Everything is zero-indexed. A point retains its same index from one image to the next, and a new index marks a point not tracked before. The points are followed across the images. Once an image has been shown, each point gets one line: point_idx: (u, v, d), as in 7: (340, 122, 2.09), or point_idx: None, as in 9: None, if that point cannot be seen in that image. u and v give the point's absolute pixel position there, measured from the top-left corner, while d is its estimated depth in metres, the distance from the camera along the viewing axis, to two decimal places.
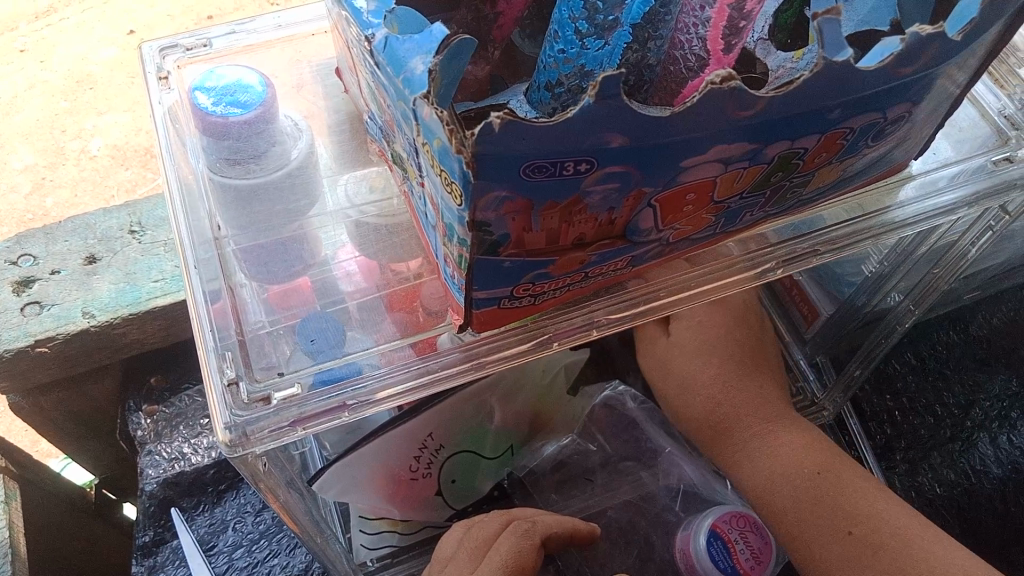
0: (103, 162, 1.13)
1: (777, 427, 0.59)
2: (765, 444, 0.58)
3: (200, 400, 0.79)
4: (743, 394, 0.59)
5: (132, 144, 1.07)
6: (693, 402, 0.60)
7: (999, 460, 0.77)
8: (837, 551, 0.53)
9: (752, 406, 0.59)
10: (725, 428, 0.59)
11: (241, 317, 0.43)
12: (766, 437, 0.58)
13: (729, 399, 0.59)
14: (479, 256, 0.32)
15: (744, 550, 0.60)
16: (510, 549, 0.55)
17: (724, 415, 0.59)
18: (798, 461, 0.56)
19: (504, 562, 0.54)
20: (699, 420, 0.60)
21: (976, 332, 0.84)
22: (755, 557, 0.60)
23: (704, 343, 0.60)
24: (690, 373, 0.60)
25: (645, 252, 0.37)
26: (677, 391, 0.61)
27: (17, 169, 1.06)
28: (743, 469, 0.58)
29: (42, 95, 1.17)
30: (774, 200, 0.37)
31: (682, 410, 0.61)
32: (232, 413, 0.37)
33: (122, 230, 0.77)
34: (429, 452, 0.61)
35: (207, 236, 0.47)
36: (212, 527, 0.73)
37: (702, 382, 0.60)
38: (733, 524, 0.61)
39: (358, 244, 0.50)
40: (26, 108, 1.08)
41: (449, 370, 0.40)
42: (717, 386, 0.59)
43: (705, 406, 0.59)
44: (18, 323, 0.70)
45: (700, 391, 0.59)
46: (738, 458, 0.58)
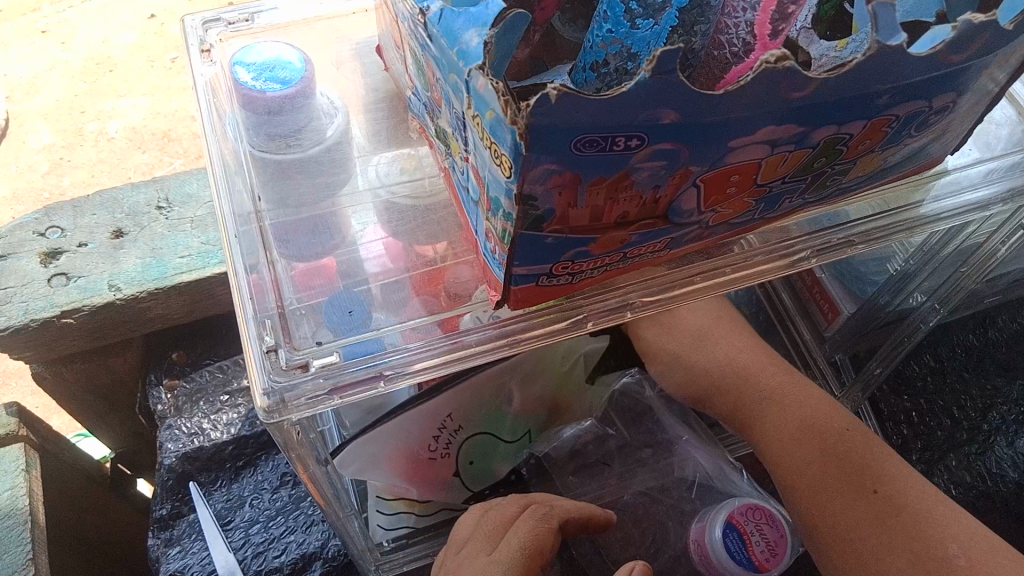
0: (117, 144, 1.16)
1: (801, 386, 0.60)
2: (791, 401, 0.59)
3: (220, 376, 0.80)
4: (755, 352, 0.63)
5: (150, 129, 1.17)
6: (709, 355, 0.63)
7: (1015, 463, 0.77)
8: (860, 507, 0.52)
9: (770, 363, 0.62)
10: (746, 377, 0.61)
11: (278, 292, 0.43)
12: (786, 389, 0.60)
13: (741, 353, 0.63)
14: (522, 231, 0.33)
15: (759, 542, 0.61)
16: (529, 533, 0.55)
17: (745, 364, 0.62)
18: (825, 418, 0.57)
19: (523, 544, 0.54)
20: (720, 370, 0.62)
21: (995, 337, 0.84)
22: (771, 550, 0.60)
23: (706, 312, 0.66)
24: (703, 329, 0.64)
25: (685, 234, 0.37)
26: (689, 349, 0.64)
27: (36, 149, 1.17)
28: (764, 421, 0.59)
29: (61, 75, 1.22)
30: (814, 186, 0.37)
31: (698, 367, 0.63)
32: (271, 379, 0.38)
33: (148, 206, 0.77)
34: (448, 433, 0.62)
35: (246, 209, 0.48)
36: (229, 502, 0.73)
37: (718, 336, 0.64)
38: (749, 516, 0.61)
39: (387, 226, 0.50)
40: (47, 89, 1.21)
41: (481, 346, 0.40)
42: (729, 341, 0.64)
43: (723, 360, 0.62)
44: (45, 294, 0.70)
45: (720, 342, 0.63)
46: (758, 410, 0.60)
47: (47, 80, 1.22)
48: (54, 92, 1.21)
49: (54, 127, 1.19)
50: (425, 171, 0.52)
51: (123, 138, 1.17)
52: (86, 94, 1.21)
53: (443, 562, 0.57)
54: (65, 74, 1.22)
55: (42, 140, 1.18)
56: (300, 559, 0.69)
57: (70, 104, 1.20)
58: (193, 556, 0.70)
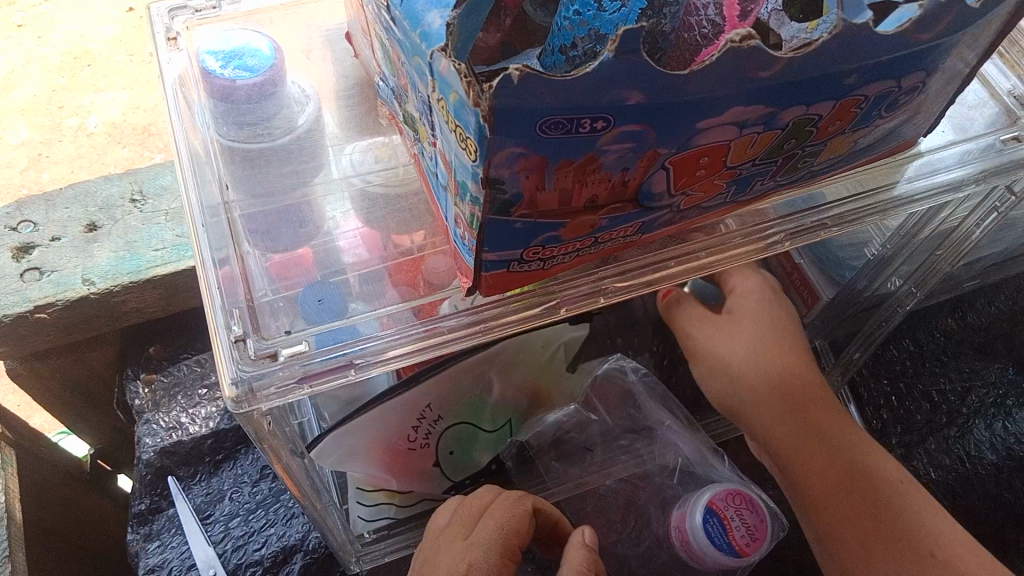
0: (96, 139, 1.15)
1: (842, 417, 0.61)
2: (793, 399, 0.61)
3: (198, 369, 0.79)
4: (804, 368, 0.63)
5: (130, 124, 1.16)
6: (737, 353, 0.63)
7: (993, 445, 0.78)
8: (905, 560, 0.54)
9: (817, 385, 0.62)
10: (795, 407, 0.61)
11: (248, 285, 0.43)
12: (831, 423, 0.60)
13: (792, 372, 0.62)
14: (490, 215, 0.32)
15: (738, 526, 0.61)
16: (504, 518, 0.55)
17: (796, 391, 0.61)
18: (866, 464, 0.58)
19: (502, 526, 0.54)
20: (769, 394, 0.61)
21: (973, 321, 0.85)
22: (749, 534, 0.61)
23: (749, 310, 0.64)
24: (757, 344, 0.63)
25: (656, 218, 0.37)
26: (718, 341, 0.64)
27: (13, 145, 1.15)
28: (809, 458, 0.59)
29: (38, 71, 1.20)
30: (786, 169, 0.37)
31: (722, 364, 0.63)
32: (239, 368, 0.36)
33: (123, 198, 0.76)
34: (427, 423, 0.62)
35: (215, 202, 0.47)
36: (209, 496, 0.73)
37: (772, 355, 0.62)
38: (729, 502, 0.61)
39: (364, 216, 0.49)
40: (23, 86, 1.19)
41: (456, 332, 0.40)
42: (788, 360, 0.63)
43: (750, 356, 0.63)
44: (18, 289, 0.70)
45: (774, 361, 0.62)
46: (805, 444, 0.60)
47: (24, 75, 1.20)
48: (31, 88, 1.19)
49: (32, 121, 1.17)
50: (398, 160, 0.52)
51: (102, 132, 1.15)
52: (64, 88, 1.19)
53: (421, 551, 0.57)
54: (41, 69, 1.20)
55: (20, 136, 1.16)
56: (280, 551, 0.69)
57: (48, 99, 1.18)
58: (172, 550, 0.70)
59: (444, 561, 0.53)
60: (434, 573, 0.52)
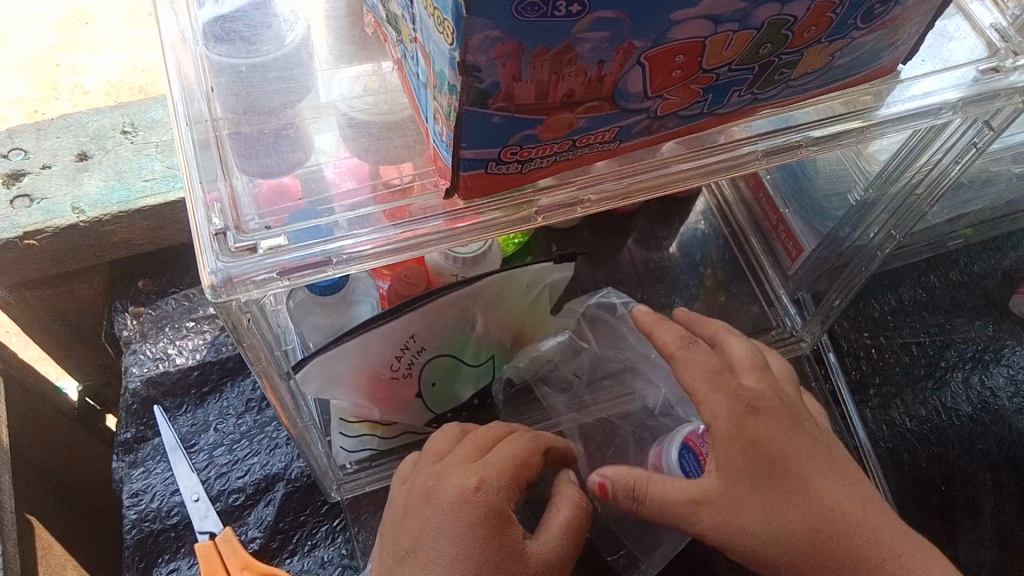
0: (92, 97, 1.13)
1: (854, 531, 0.52)
2: (808, 520, 0.52)
3: (186, 303, 0.80)
4: (802, 501, 0.53)
5: (127, 83, 1.13)
6: (749, 518, 0.53)
7: (970, 399, 0.78)
8: None
9: (825, 510, 0.53)
10: (802, 546, 0.52)
11: (235, 209, 0.42)
12: (845, 543, 0.52)
13: (790, 516, 0.53)
14: (467, 107, 0.33)
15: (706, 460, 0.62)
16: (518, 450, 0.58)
17: (797, 529, 0.52)
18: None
19: (512, 459, 0.57)
20: (770, 546, 0.53)
21: (956, 278, 0.86)
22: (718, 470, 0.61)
23: (739, 465, 0.54)
24: (749, 496, 0.53)
25: (633, 123, 0.37)
26: (722, 518, 0.54)
27: (10, 101, 1.14)
28: None
29: (36, 28, 1.19)
30: (762, 80, 0.38)
31: (738, 543, 0.54)
32: (217, 257, 0.38)
33: (114, 130, 0.77)
34: (410, 353, 0.63)
35: (202, 121, 0.46)
36: (194, 427, 0.73)
37: (761, 504, 0.53)
38: (703, 437, 0.62)
39: (352, 145, 0.48)
40: (22, 45, 1.18)
41: (434, 234, 0.40)
42: (777, 502, 0.53)
43: (761, 519, 0.53)
44: (7, 215, 0.70)
45: (766, 514, 0.53)
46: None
47: (22, 31, 1.20)
48: (30, 44, 1.18)
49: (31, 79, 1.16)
50: (389, 89, 0.50)
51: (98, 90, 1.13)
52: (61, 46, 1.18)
53: (417, 472, 0.59)
54: (39, 26, 1.20)
55: (16, 93, 1.15)
56: (263, 479, 0.70)
57: (44, 57, 1.17)
58: (157, 476, 0.71)
59: (452, 481, 0.55)
60: (442, 487, 0.55)
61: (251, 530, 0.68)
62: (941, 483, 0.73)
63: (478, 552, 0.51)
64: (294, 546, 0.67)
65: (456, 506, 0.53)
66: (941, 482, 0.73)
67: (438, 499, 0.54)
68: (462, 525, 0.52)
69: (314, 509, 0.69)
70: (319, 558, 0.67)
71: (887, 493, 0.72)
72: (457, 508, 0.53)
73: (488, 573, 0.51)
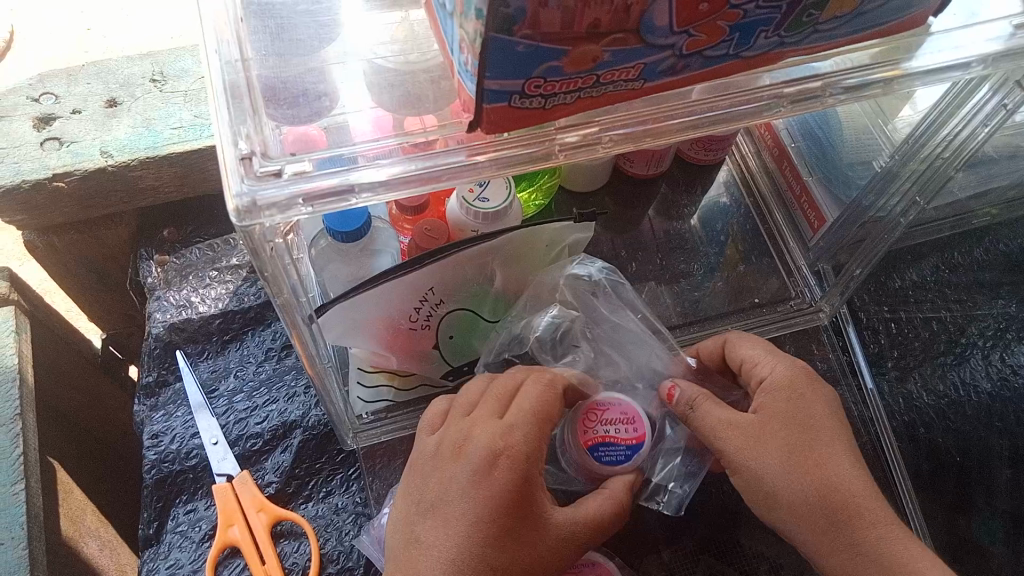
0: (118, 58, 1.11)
1: (840, 446, 0.57)
2: (822, 482, 0.55)
3: (210, 254, 0.82)
4: (806, 422, 0.57)
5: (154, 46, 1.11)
6: (768, 451, 0.56)
7: (990, 375, 0.77)
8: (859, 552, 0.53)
9: (820, 428, 0.57)
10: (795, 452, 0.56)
11: (265, 148, 0.41)
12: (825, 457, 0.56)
13: (795, 429, 0.57)
14: (492, 33, 0.33)
15: (596, 432, 0.62)
16: (537, 401, 0.57)
17: (799, 440, 0.57)
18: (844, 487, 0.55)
19: (535, 417, 0.56)
20: (772, 452, 0.56)
21: (981, 256, 0.85)
22: (628, 416, 0.63)
23: (773, 395, 0.59)
24: (768, 411, 0.58)
25: (658, 62, 0.38)
26: (740, 445, 0.57)
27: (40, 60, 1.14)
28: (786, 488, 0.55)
29: None
30: (789, 21, 0.38)
31: (753, 466, 0.56)
32: (243, 182, 0.39)
33: (143, 78, 0.78)
34: (429, 306, 0.63)
35: (231, 60, 0.44)
36: (214, 373, 0.75)
37: (772, 414, 0.58)
38: (588, 425, 0.63)
39: (378, 96, 0.45)
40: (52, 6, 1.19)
41: (454, 169, 0.42)
42: (790, 416, 0.58)
43: (780, 458, 0.56)
44: (38, 157, 0.71)
45: (772, 426, 0.57)
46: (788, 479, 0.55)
47: None
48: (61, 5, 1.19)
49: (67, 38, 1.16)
50: (417, 38, 0.47)
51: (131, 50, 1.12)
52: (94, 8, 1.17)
53: (449, 421, 0.58)
54: None
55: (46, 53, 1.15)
56: (280, 426, 0.71)
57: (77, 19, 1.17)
58: (177, 420, 0.72)
59: (480, 439, 0.55)
60: (472, 444, 0.55)
61: (268, 474, 0.69)
62: (957, 454, 0.72)
63: (506, 514, 0.52)
64: (309, 493, 0.68)
65: (482, 473, 0.53)
66: (956, 453, 0.73)
67: (466, 460, 0.54)
68: (495, 486, 0.53)
69: (329, 457, 0.70)
70: (332, 505, 0.68)
71: (902, 465, 0.71)
72: (484, 475, 0.53)
73: (511, 533, 0.52)
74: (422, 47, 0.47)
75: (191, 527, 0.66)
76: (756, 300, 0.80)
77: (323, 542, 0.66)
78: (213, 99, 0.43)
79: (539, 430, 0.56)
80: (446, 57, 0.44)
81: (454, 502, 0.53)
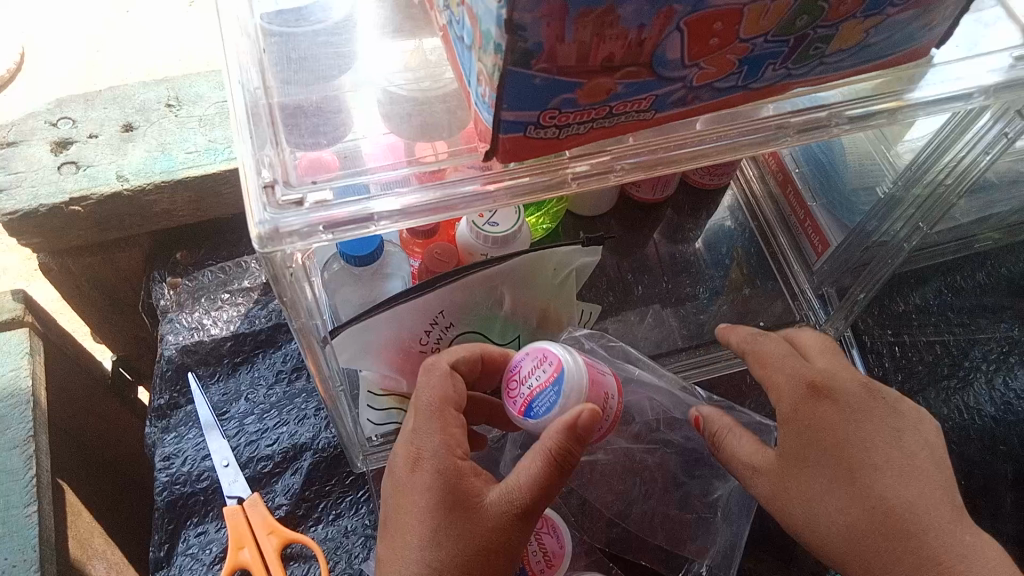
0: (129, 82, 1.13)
1: (886, 456, 0.56)
2: (864, 514, 0.54)
3: (222, 276, 0.83)
4: (848, 437, 0.56)
5: (164, 70, 1.13)
6: (808, 480, 0.56)
7: (994, 400, 0.78)
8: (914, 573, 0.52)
9: (863, 441, 0.56)
10: (838, 474, 0.55)
11: (288, 175, 0.42)
12: (871, 474, 0.55)
13: (836, 448, 0.56)
14: (511, 66, 0.34)
15: (522, 394, 0.53)
16: (433, 392, 0.53)
17: (842, 459, 0.56)
18: (892, 506, 0.54)
19: (431, 407, 0.53)
20: (812, 479, 0.56)
21: (982, 280, 0.87)
22: (538, 357, 0.53)
23: (804, 411, 0.57)
24: (804, 429, 0.57)
25: (669, 93, 0.39)
26: (773, 490, 0.57)
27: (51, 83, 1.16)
28: (830, 516, 0.55)
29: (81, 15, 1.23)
30: (797, 54, 0.39)
31: (794, 496, 0.56)
32: (266, 209, 0.40)
33: (159, 103, 0.79)
34: (439, 328, 0.64)
35: (255, 90, 0.46)
36: (226, 395, 0.75)
37: (810, 436, 0.57)
38: (511, 382, 0.54)
39: (391, 123, 0.46)
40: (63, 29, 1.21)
41: (469, 198, 0.43)
42: (830, 434, 0.56)
43: (822, 485, 0.55)
44: (55, 181, 0.72)
45: (812, 449, 0.56)
46: (831, 506, 0.55)
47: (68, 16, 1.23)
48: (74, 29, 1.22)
49: (82, 64, 1.18)
50: (431, 67, 0.48)
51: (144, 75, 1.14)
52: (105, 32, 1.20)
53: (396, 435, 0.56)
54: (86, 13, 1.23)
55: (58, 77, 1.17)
56: (291, 448, 0.72)
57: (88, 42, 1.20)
58: (188, 442, 0.72)
59: (400, 449, 0.53)
60: (396, 456, 0.53)
61: (279, 497, 0.69)
62: (964, 477, 0.73)
63: (439, 512, 0.49)
64: (319, 515, 0.69)
65: (406, 480, 0.51)
66: (962, 476, 0.73)
67: (398, 471, 0.52)
68: (421, 488, 0.50)
69: (339, 479, 0.71)
70: (342, 528, 0.68)
71: None
72: (409, 482, 0.51)
73: (446, 531, 0.49)
74: (436, 75, 0.47)
75: (201, 549, 0.67)
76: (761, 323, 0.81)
77: (332, 565, 0.66)
78: (237, 126, 0.45)
79: (445, 423, 0.52)
80: (462, 85, 0.45)
81: (401, 513, 0.51)
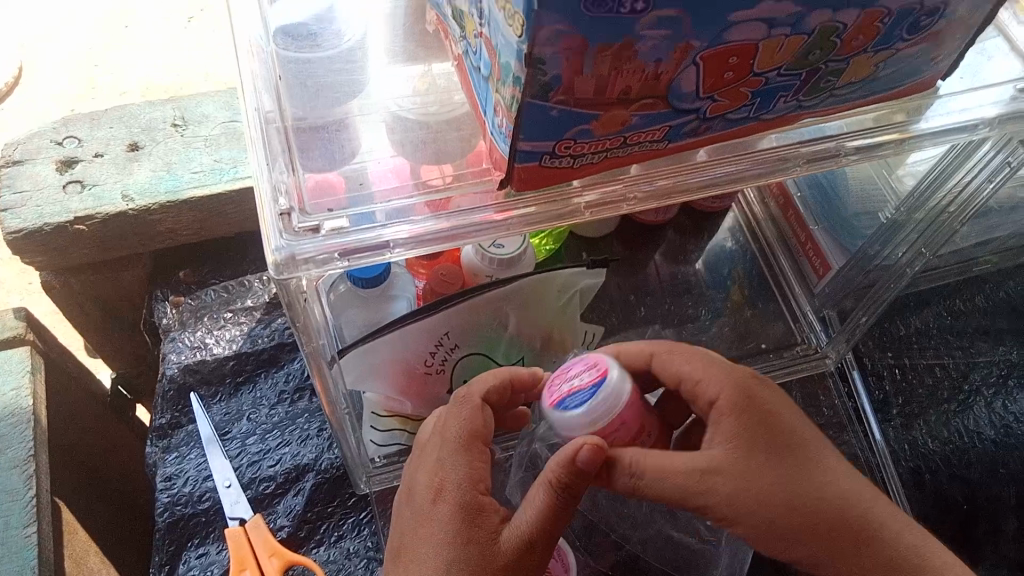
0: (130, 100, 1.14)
1: (813, 436, 0.54)
2: (823, 499, 0.51)
3: (224, 295, 0.83)
4: (784, 420, 0.52)
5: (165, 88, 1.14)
6: (768, 471, 0.50)
7: (993, 423, 0.78)
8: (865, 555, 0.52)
9: (796, 420, 0.53)
10: (793, 461, 0.51)
11: (303, 201, 0.42)
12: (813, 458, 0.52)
13: (779, 432, 0.52)
14: (529, 98, 0.34)
15: (560, 389, 0.51)
16: (463, 424, 0.53)
17: (790, 444, 0.52)
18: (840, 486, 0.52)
19: (458, 440, 0.53)
20: (774, 467, 0.51)
21: (980, 304, 0.87)
22: (590, 363, 0.51)
23: (744, 399, 0.52)
24: (748, 418, 0.51)
25: (683, 124, 0.39)
26: (737, 491, 0.50)
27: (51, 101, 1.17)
28: (793, 506, 0.50)
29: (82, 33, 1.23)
30: (809, 86, 0.40)
31: (756, 493, 0.50)
32: (282, 236, 0.40)
33: (165, 122, 0.80)
34: (444, 350, 0.64)
35: (268, 114, 0.46)
36: (228, 415, 0.75)
37: (756, 421, 0.51)
38: (557, 378, 0.52)
39: (400, 147, 0.46)
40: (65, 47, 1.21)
41: (483, 226, 0.43)
42: (772, 417, 0.52)
43: (779, 474, 0.50)
44: (60, 200, 0.72)
45: (764, 436, 0.51)
46: (793, 494, 0.51)
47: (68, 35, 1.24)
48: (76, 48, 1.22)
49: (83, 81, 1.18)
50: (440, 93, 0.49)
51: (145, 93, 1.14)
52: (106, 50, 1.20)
53: (417, 459, 0.56)
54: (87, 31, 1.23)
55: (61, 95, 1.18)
56: (293, 469, 0.72)
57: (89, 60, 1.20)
58: (190, 462, 0.72)
59: (423, 478, 0.53)
60: (418, 485, 0.53)
61: (281, 518, 0.69)
62: (964, 500, 0.73)
63: (455, 547, 0.49)
64: (321, 536, 0.69)
65: (426, 511, 0.51)
66: (962, 500, 0.73)
67: (417, 500, 0.52)
68: (441, 521, 0.50)
69: (341, 500, 0.71)
70: (344, 550, 0.68)
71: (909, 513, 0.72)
72: (429, 515, 0.51)
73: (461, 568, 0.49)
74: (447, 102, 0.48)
75: (202, 570, 0.66)
76: (762, 345, 0.81)
77: None
78: (251, 150, 0.45)
79: (471, 456, 0.52)
80: (476, 112, 0.45)
81: (417, 543, 0.51)
